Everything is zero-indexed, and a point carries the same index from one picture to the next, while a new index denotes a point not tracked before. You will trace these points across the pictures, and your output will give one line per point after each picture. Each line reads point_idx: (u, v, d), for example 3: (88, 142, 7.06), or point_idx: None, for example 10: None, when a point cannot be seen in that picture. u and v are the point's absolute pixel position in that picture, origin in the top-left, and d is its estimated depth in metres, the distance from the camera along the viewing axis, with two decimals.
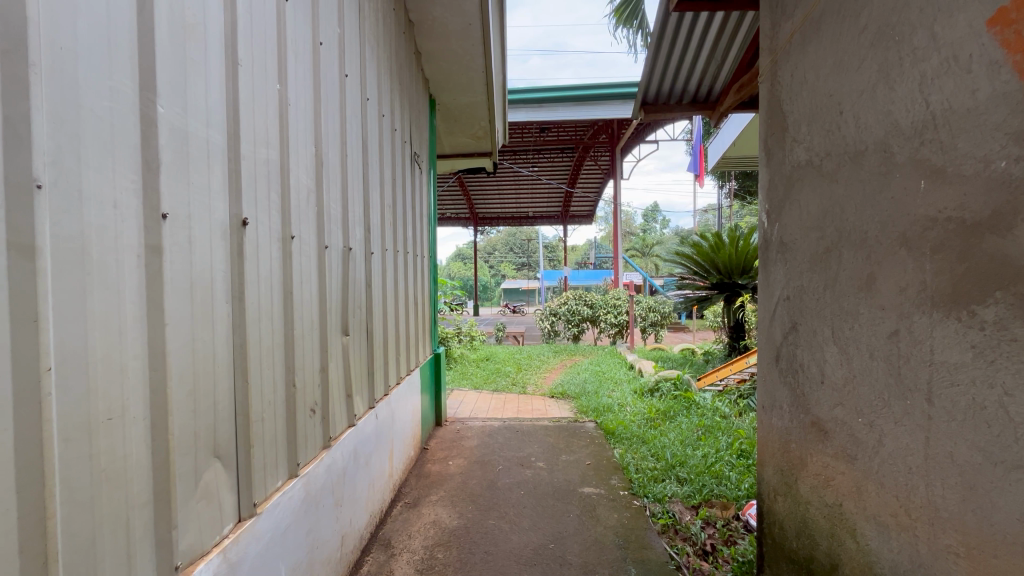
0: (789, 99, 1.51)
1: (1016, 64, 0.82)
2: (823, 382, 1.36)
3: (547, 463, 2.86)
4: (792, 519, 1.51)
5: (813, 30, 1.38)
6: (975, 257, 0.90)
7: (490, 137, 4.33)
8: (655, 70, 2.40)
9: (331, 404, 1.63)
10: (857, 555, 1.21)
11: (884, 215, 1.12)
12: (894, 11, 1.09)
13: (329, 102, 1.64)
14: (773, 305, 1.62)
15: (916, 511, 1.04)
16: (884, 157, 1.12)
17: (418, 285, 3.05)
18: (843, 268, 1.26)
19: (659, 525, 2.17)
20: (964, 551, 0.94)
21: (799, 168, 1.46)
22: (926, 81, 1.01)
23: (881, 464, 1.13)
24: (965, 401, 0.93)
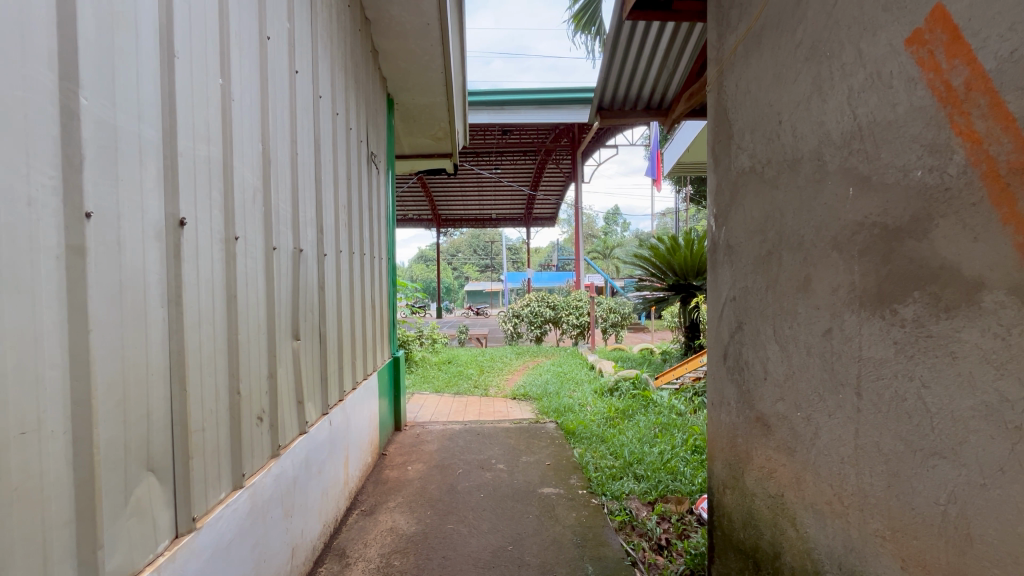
0: (734, 108, 1.57)
1: (930, 82, 0.89)
2: (766, 379, 1.43)
3: (507, 464, 2.86)
4: (739, 511, 1.57)
5: (755, 43, 1.44)
6: (897, 259, 0.97)
7: (450, 138, 4.31)
8: (610, 76, 2.46)
9: (281, 411, 1.58)
10: (797, 542, 1.28)
11: (818, 219, 1.19)
12: (826, 28, 1.15)
13: (278, 98, 1.59)
14: (721, 306, 1.69)
15: (848, 498, 1.10)
16: (818, 165, 1.19)
17: (375, 288, 2.99)
18: (783, 270, 1.33)
19: (616, 522, 2.21)
20: (889, 534, 1.00)
21: (744, 174, 1.52)
22: (853, 95, 1.07)
23: (817, 455, 1.20)
24: (889, 394, 1.00)
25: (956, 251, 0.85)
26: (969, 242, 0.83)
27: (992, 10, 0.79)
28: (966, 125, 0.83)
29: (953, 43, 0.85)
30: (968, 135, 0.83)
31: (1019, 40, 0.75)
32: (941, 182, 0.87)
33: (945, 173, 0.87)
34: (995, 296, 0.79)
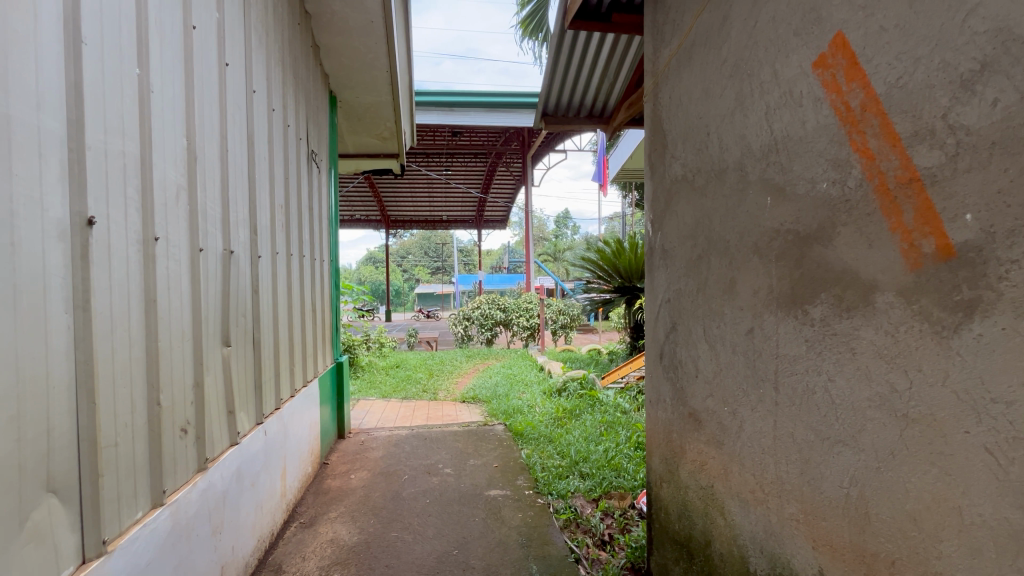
0: (669, 119, 1.65)
1: (833, 103, 0.98)
2: (697, 376, 1.51)
3: (454, 468, 2.84)
4: (674, 503, 1.65)
5: (686, 58, 1.53)
6: (807, 263, 1.05)
7: (396, 138, 4.24)
8: (553, 83, 2.50)
9: (208, 422, 1.48)
10: (725, 530, 1.36)
11: (741, 225, 1.27)
12: (747, 47, 1.24)
13: (205, 91, 1.50)
14: (657, 307, 1.76)
15: (768, 486, 1.18)
16: (741, 176, 1.27)
17: (316, 291, 2.89)
18: (711, 274, 1.41)
19: (561, 520, 2.25)
20: (802, 517, 1.08)
21: (677, 182, 1.60)
22: (770, 111, 1.16)
23: (742, 446, 1.28)
24: (801, 388, 1.08)
25: (854, 256, 0.94)
26: (865, 249, 0.91)
27: (882, 39, 0.87)
28: (861, 143, 0.92)
29: (851, 68, 0.94)
30: (863, 152, 0.91)
31: (903, 68, 0.83)
32: (842, 194, 0.96)
33: (846, 186, 0.95)
34: (887, 297, 0.87)
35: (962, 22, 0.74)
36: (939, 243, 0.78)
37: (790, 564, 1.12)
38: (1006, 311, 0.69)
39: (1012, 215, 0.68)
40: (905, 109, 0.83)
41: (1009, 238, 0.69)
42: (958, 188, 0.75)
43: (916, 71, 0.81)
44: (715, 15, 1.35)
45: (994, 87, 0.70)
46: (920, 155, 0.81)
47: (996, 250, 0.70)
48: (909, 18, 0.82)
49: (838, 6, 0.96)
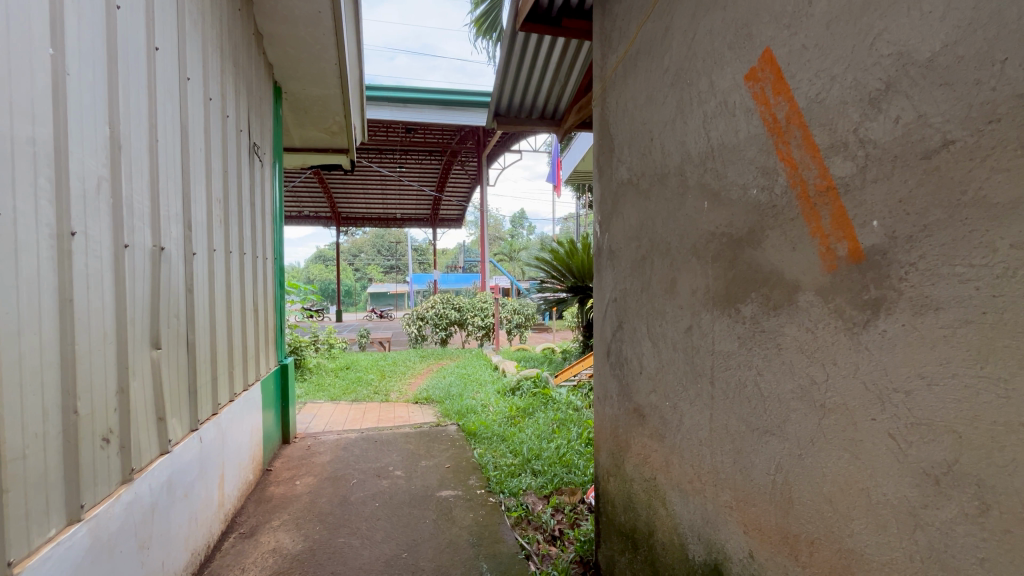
0: (616, 123, 1.70)
1: (762, 114, 1.04)
2: (641, 372, 1.56)
3: (405, 471, 2.80)
4: (620, 496, 1.70)
5: (631, 65, 1.58)
6: (739, 265, 1.12)
7: (346, 133, 4.12)
8: (505, 83, 2.51)
9: (134, 430, 1.39)
10: (667, 519, 1.42)
11: (682, 228, 1.33)
12: (687, 58, 1.29)
13: (131, 76, 1.40)
14: (605, 306, 1.81)
15: (705, 476, 1.24)
16: (681, 180, 1.33)
17: (258, 290, 2.76)
18: (654, 274, 1.47)
19: (513, 518, 2.28)
20: (735, 504, 1.14)
21: (623, 184, 1.65)
22: (708, 119, 1.22)
23: (682, 439, 1.34)
24: (734, 381, 1.14)
25: (781, 259, 1.01)
26: (789, 251, 0.98)
27: (804, 57, 0.94)
28: (787, 152, 0.98)
29: (778, 82, 1.00)
30: (788, 161, 0.98)
31: (822, 84, 0.90)
32: (770, 200, 1.03)
33: (773, 192, 1.02)
34: (807, 297, 0.94)
35: (871, 44, 0.81)
36: (851, 247, 0.85)
37: (724, 549, 1.18)
38: (906, 309, 0.76)
39: (911, 221, 0.75)
40: (822, 123, 0.90)
41: (908, 243, 0.76)
42: (867, 197, 0.82)
43: (833, 88, 0.88)
44: (658, 25, 1.41)
45: (896, 106, 0.77)
46: (835, 165, 0.88)
47: (897, 254, 0.77)
48: (827, 39, 0.89)
49: (766, 24, 1.02)
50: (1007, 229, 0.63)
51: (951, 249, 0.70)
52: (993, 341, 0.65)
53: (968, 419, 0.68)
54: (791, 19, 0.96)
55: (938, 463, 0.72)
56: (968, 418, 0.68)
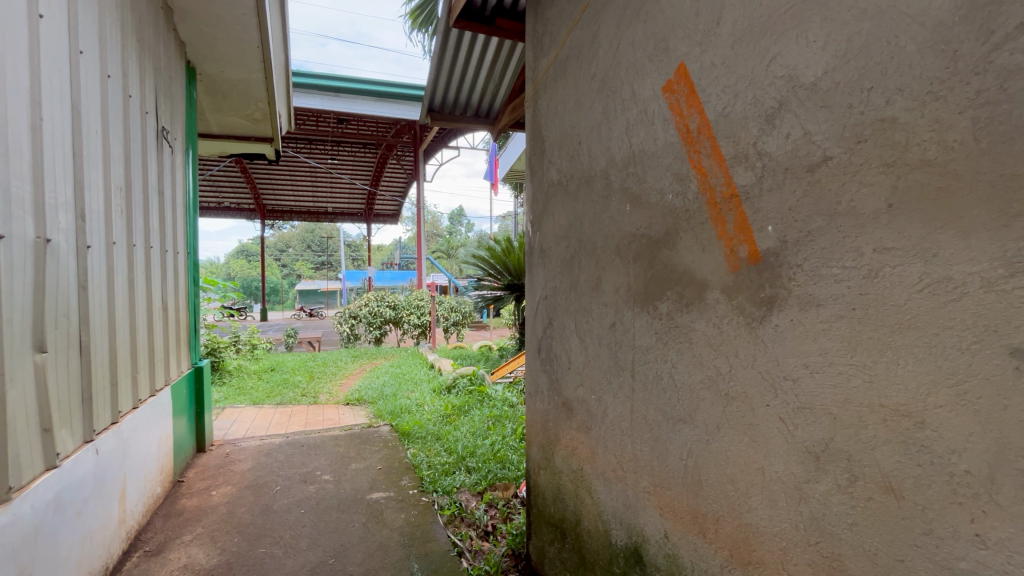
0: (547, 125, 1.74)
1: (677, 124, 1.12)
2: (569, 367, 1.62)
3: (333, 474, 2.70)
4: (549, 488, 1.75)
5: (561, 69, 1.63)
6: (657, 265, 1.19)
7: (270, 121, 3.89)
8: (439, 79, 2.49)
9: (12, 444, 1.23)
10: (592, 507, 1.49)
11: (607, 229, 1.39)
12: (612, 66, 1.35)
13: (8, 45, 1.24)
14: (536, 304, 1.85)
15: (627, 464, 1.32)
16: (606, 183, 1.39)
17: (168, 287, 2.54)
18: (582, 272, 1.52)
19: (445, 516, 2.28)
20: (652, 489, 1.22)
21: (553, 185, 1.70)
22: (630, 127, 1.29)
23: (606, 430, 1.40)
24: (652, 374, 1.21)
25: (692, 259, 1.08)
26: (699, 252, 1.06)
27: (712, 73, 1.02)
28: (698, 160, 1.06)
29: (690, 95, 1.08)
30: (698, 169, 1.05)
31: (726, 99, 0.98)
32: (683, 205, 1.10)
33: (686, 197, 1.09)
34: (714, 295, 1.02)
35: (768, 67, 0.89)
36: (750, 250, 0.93)
37: (643, 532, 1.26)
38: (794, 306, 0.85)
39: (798, 227, 0.84)
40: (726, 135, 0.98)
41: (795, 246, 0.85)
42: (764, 204, 0.91)
43: (736, 103, 0.96)
44: (586, 33, 1.46)
45: (787, 123, 0.86)
46: (737, 175, 0.96)
47: (787, 257, 0.86)
48: (732, 58, 0.97)
49: (681, 39, 1.10)
50: (872, 235, 0.73)
51: (829, 252, 0.79)
52: (861, 334, 0.74)
53: (841, 402, 0.77)
54: (702, 37, 1.04)
55: (818, 441, 0.81)
56: (841, 401, 0.77)
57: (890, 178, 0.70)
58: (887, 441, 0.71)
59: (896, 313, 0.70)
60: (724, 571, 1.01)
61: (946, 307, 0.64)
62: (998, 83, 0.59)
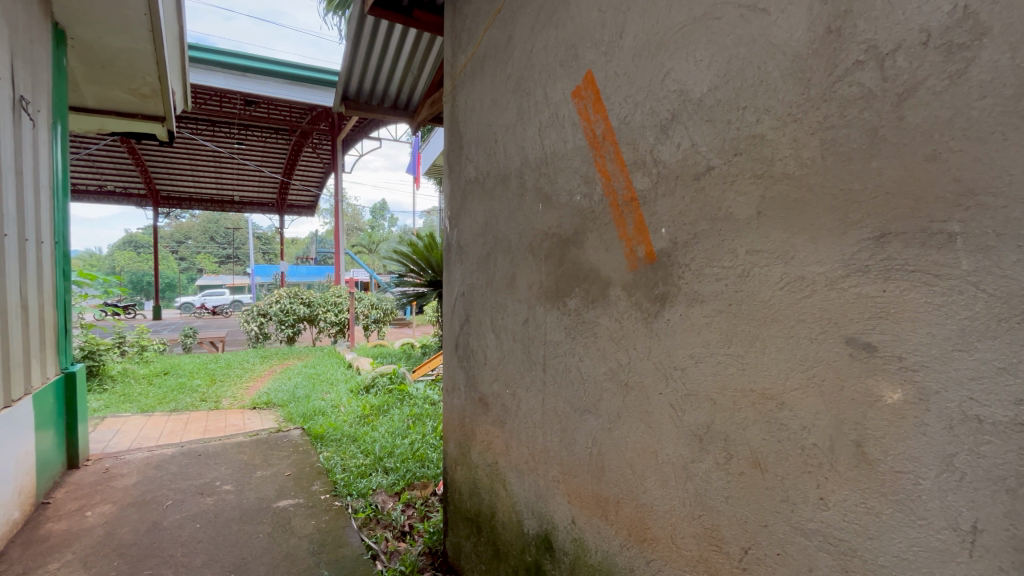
0: (464, 122, 1.74)
1: (584, 128, 1.17)
2: (485, 363, 1.63)
3: (235, 484, 2.50)
4: (466, 483, 1.76)
5: (478, 67, 1.63)
6: (566, 263, 1.24)
7: (161, 98, 3.51)
8: (354, 68, 2.40)
9: None
10: (505, 499, 1.52)
11: (521, 227, 1.42)
12: (526, 68, 1.39)
13: None
14: (453, 301, 1.85)
15: (538, 455, 1.36)
16: (520, 182, 1.42)
17: (29, 280, 2.20)
18: (498, 269, 1.55)
19: (360, 519, 2.21)
20: (561, 477, 1.27)
21: (470, 182, 1.71)
22: (543, 128, 1.33)
23: (520, 423, 1.44)
24: (562, 368, 1.27)
25: (597, 258, 1.14)
26: (603, 251, 1.12)
27: (616, 83, 1.08)
28: (603, 165, 1.12)
29: (596, 102, 1.13)
30: (603, 172, 1.11)
31: (627, 108, 1.05)
32: (590, 205, 1.16)
33: (592, 199, 1.15)
34: (616, 292, 1.09)
35: (662, 80, 0.96)
36: (646, 250, 1.01)
37: (552, 519, 1.31)
38: (682, 301, 0.93)
39: (687, 230, 0.92)
40: (627, 142, 1.05)
41: (684, 247, 0.92)
42: (658, 208, 0.98)
43: (636, 112, 1.03)
44: (503, 33, 1.48)
45: (678, 134, 0.93)
46: (637, 179, 1.03)
47: (677, 257, 0.94)
48: (632, 69, 1.03)
49: (589, 48, 1.15)
50: (745, 239, 0.81)
51: (710, 254, 0.87)
52: (737, 326, 0.83)
53: (719, 388, 0.86)
54: (607, 47, 1.10)
55: (702, 425, 0.89)
56: (719, 387, 0.86)
57: (760, 189, 0.79)
58: (755, 422, 0.81)
59: (763, 308, 0.79)
60: (623, 550, 1.08)
61: (801, 303, 0.74)
62: (840, 111, 0.69)
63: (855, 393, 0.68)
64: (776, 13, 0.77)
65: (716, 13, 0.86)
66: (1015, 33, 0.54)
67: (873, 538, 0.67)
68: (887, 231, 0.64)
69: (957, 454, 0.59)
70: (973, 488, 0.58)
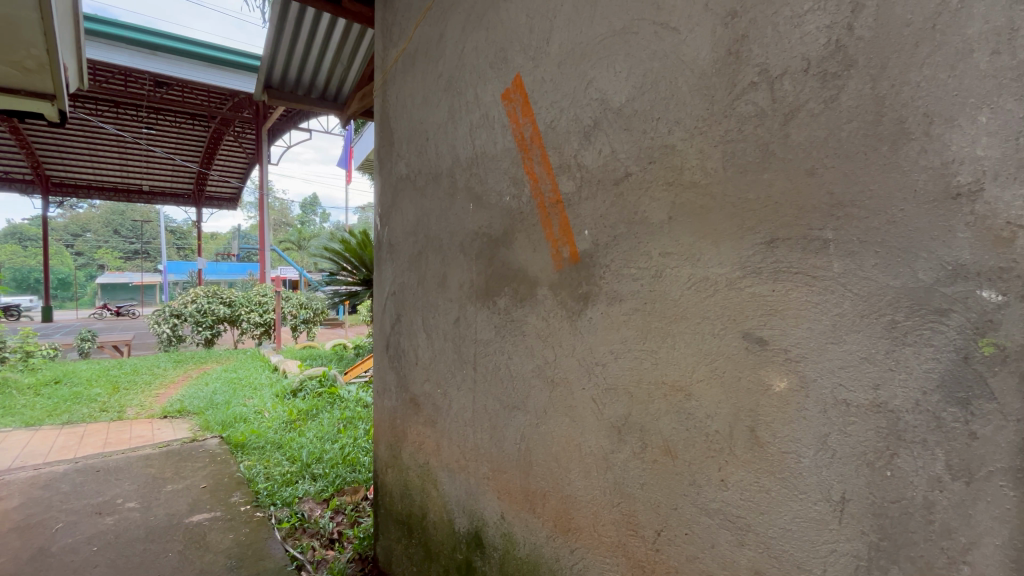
0: (395, 118, 1.71)
1: (513, 130, 1.19)
2: (416, 363, 1.62)
3: (141, 500, 2.29)
4: (397, 485, 1.74)
5: (410, 63, 1.61)
6: (496, 262, 1.26)
7: (50, 73, 3.12)
8: (278, 56, 2.28)
9: None
10: (437, 499, 1.51)
11: (452, 226, 1.42)
12: (457, 67, 1.39)
13: None
14: (384, 300, 1.81)
15: (469, 453, 1.37)
16: (451, 182, 1.42)
17: None
18: (429, 269, 1.53)
19: (284, 529, 2.12)
20: (491, 474, 1.29)
21: (402, 179, 1.68)
22: (473, 129, 1.33)
23: (451, 422, 1.44)
24: (492, 366, 1.28)
25: (525, 258, 1.17)
26: (531, 251, 1.15)
27: (542, 88, 1.11)
28: (530, 167, 1.15)
29: (525, 105, 1.16)
30: (531, 174, 1.14)
31: (554, 113, 1.08)
32: (519, 207, 1.18)
33: (521, 200, 1.18)
34: (543, 291, 1.12)
35: (586, 88, 1.00)
36: (571, 251, 1.05)
37: (482, 516, 1.32)
38: (603, 300, 0.97)
39: (607, 232, 0.97)
40: (553, 146, 1.08)
41: (605, 249, 0.97)
42: (581, 211, 1.02)
43: (561, 118, 1.06)
44: (434, 30, 1.47)
45: (600, 141, 0.97)
46: (562, 183, 1.07)
47: (599, 258, 0.98)
48: (558, 76, 1.07)
49: (517, 52, 1.17)
50: (658, 242, 0.87)
51: (628, 256, 0.92)
52: (650, 323, 0.89)
53: (635, 381, 0.91)
54: (534, 52, 1.13)
55: (620, 417, 0.94)
56: (636, 380, 0.91)
57: (671, 195, 0.85)
58: (666, 412, 0.87)
59: (673, 306, 0.85)
60: (550, 541, 1.12)
61: (705, 301, 0.80)
62: (738, 126, 0.76)
63: (750, 382, 0.75)
64: (685, 32, 0.83)
65: (634, 28, 0.91)
66: (876, 67, 0.62)
67: (764, 513, 0.74)
68: (776, 236, 0.72)
69: (831, 434, 0.67)
70: (842, 464, 0.66)
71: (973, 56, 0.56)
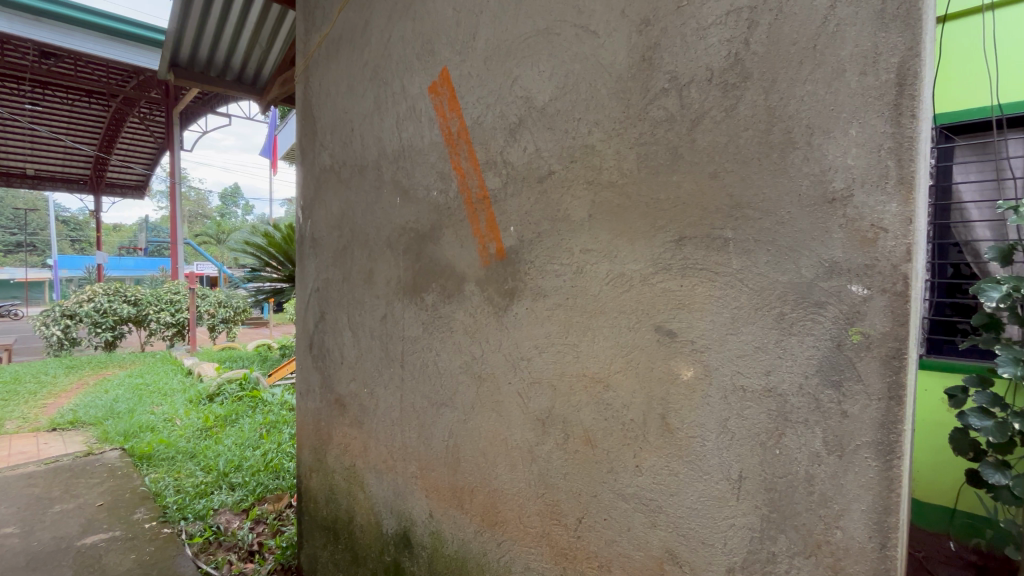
0: (318, 106, 1.63)
1: (440, 124, 1.18)
2: (341, 362, 1.56)
3: (21, 524, 2.03)
4: (322, 490, 1.66)
5: (334, 49, 1.54)
6: (424, 258, 1.24)
7: None
8: (185, 33, 2.11)
9: None
10: (364, 501, 1.47)
11: (379, 221, 1.38)
12: (383, 56, 1.34)
13: None
14: (307, 297, 1.73)
15: (396, 452, 1.34)
16: (378, 174, 1.38)
17: None
18: (354, 264, 1.48)
19: (196, 545, 1.96)
20: (419, 472, 1.27)
21: (325, 171, 1.60)
22: (399, 120, 1.30)
23: (378, 422, 1.40)
24: (420, 363, 1.26)
25: (452, 253, 1.16)
26: (458, 247, 1.14)
27: (469, 82, 1.10)
28: (457, 162, 1.14)
29: (452, 99, 1.15)
30: (457, 168, 1.14)
31: (480, 109, 1.08)
32: (446, 202, 1.17)
33: (448, 195, 1.16)
34: (470, 287, 1.12)
35: (511, 85, 1.01)
36: (497, 247, 1.05)
37: (411, 516, 1.30)
38: (528, 296, 0.99)
39: (532, 229, 0.98)
40: (478, 142, 1.08)
41: (530, 245, 0.98)
42: (507, 207, 1.03)
43: (487, 114, 1.06)
44: (359, 16, 1.42)
45: (525, 139, 0.99)
46: (488, 179, 1.07)
47: (524, 254, 1.00)
48: (484, 71, 1.07)
49: (444, 45, 1.16)
50: (579, 239, 0.90)
51: (552, 252, 0.94)
52: (572, 318, 0.91)
53: (558, 374, 0.94)
54: (461, 46, 1.12)
55: (544, 409, 0.96)
56: (558, 373, 0.94)
57: (591, 194, 0.88)
58: (586, 403, 0.90)
59: (593, 301, 0.88)
60: (477, 535, 1.12)
61: (621, 296, 0.84)
62: (651, 129, 0.80)
63: (662, 372, 0.79)
64: (603, 37, 0.86)
65: (557, 29, 0.93)
66: (767, 80, 0.68)
67: (673, 494, 0.79)
68: (683, 235, 0.76)
69: (729, 418, 0.73)
70: (739, 445, 0.72)
71: (846, 75, 0.63)
